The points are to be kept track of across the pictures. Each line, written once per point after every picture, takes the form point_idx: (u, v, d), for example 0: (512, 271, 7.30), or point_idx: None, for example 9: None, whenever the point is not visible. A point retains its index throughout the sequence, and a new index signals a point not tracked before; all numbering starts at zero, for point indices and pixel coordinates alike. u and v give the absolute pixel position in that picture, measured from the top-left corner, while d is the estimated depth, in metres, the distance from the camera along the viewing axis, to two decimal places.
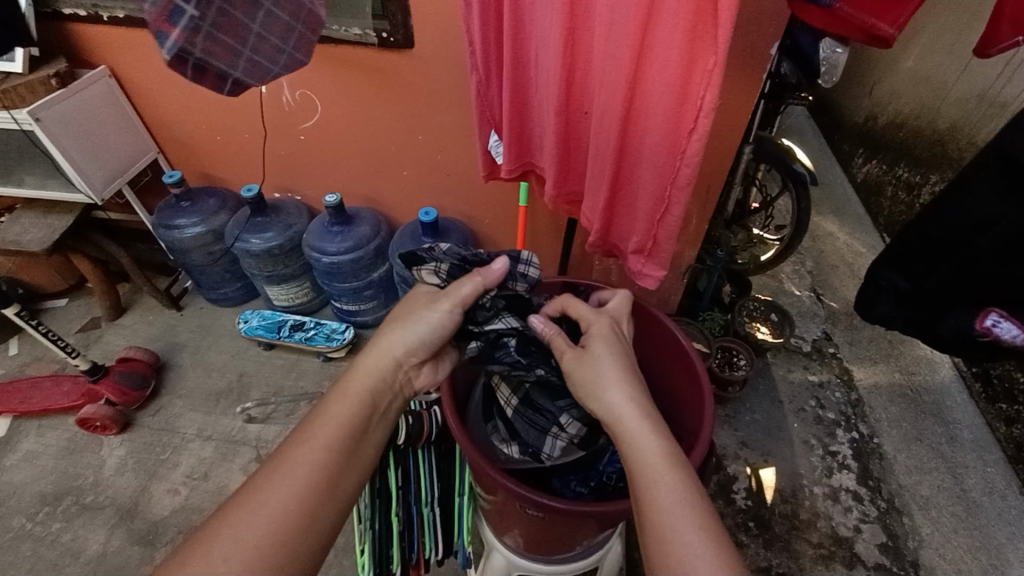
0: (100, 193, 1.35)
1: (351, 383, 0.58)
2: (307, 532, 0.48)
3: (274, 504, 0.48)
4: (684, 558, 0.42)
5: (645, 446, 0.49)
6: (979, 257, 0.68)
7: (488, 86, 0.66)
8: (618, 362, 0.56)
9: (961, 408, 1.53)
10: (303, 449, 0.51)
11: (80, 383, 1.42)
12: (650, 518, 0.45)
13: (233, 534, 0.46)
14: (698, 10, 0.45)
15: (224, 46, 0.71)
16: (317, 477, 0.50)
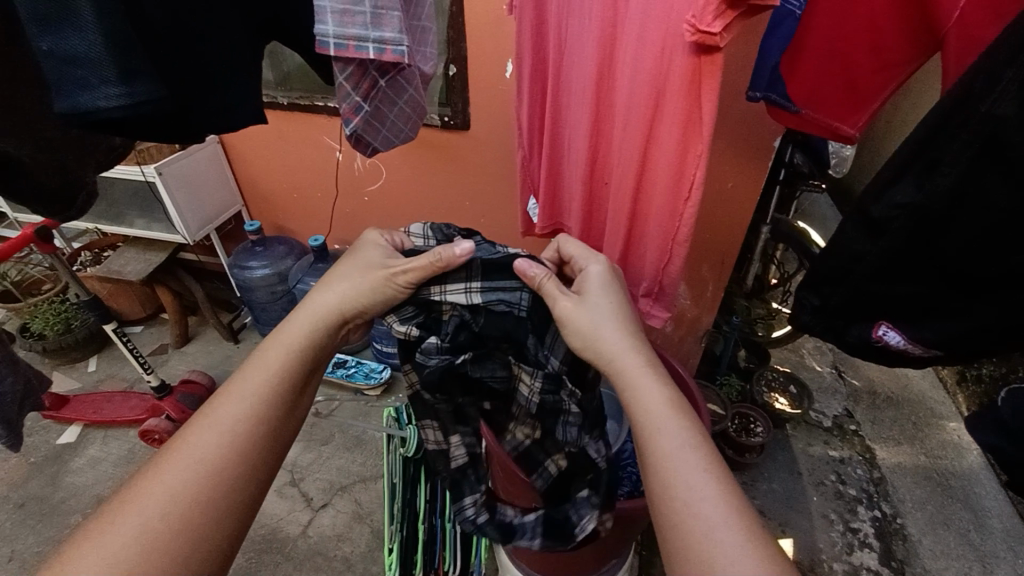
0: (193, 234, 1.59)
1: (283, 337, 0.61)
2: (245, 478, 0.51)
3: (209, 451, 0.51)
4: (675, 462, 0.49)
5: (646, 392, 0.54)
6: (862, 283, 0.61)
7: (531, 159, 0.85)
8: (610, 307, 0.63)
9: (991, 496, 1.43)
10: (230, 401, 0.54)
11: (146, 399, 1.58)
12: (653, 454, 0.50)
13: (165, 481, 0.48)
14: (688, 114, 0.61)
15: (371, 125, 0.73)
16: (251, 427, 0.53)
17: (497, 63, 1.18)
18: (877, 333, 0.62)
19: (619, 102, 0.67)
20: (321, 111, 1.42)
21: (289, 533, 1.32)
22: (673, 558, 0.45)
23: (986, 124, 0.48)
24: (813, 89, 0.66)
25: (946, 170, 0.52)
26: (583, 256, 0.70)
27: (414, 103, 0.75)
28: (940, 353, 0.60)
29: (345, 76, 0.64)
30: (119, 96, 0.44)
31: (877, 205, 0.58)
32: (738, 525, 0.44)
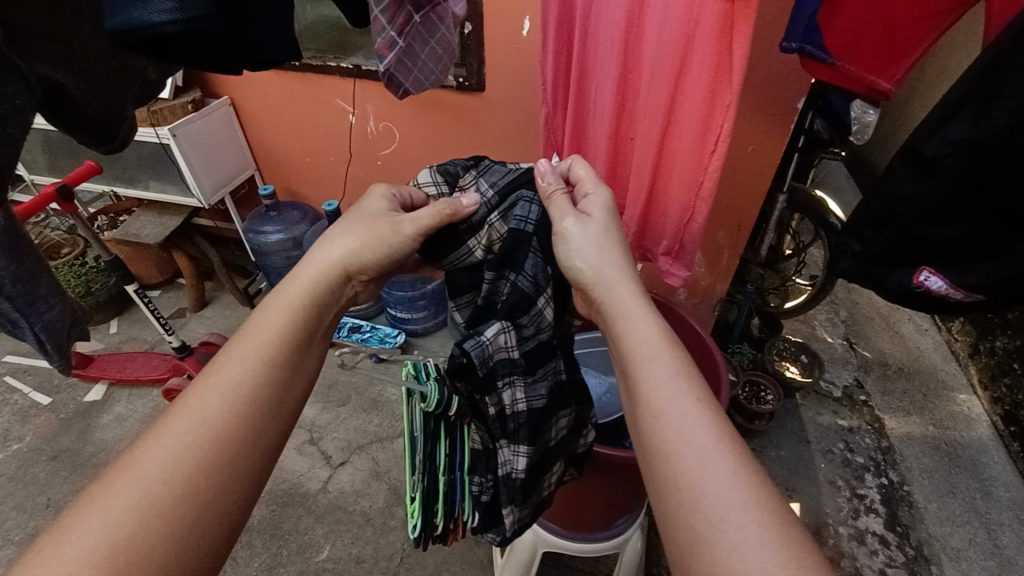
0: (208, 198, 1.59)
1: (283, 297, 0.59)
2: (249, 444, 0.49)
3: (211, 416, 0.48)
4: (658, 387, 0.49)
5: (639, 324, 0.55)
6: (910, 226, 0.64)
7: (554, 115, 0.82)
8: (608, 235, 0.63)
9: (999, 466, 1.44)
10: (230, 364, 0.52)
11: (168, 360, 1.62)
12: (643, 383, 0.50)
13: (165, 446, 0.46)
14: (718, 64, 0.60)
15: (405, 64, 0.79)
16: (253, 390, 0.51)
17: (515, 19, 1.14)
18: (919, 278, 0.66)
19: (646, 52, 0.66)
20: (332, 72, 1.40)
21: (309, 488, 1.37)
22: (659, 483, 0.45)
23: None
24: (849, 40, 0.64)
25: (1006, 101, 0.52)
26: (588, 180, 0.68)
27: (445, 43, 0.81)
28: (983, 297, 0.63)
29: (381, 9, 0.68)
30: (173, 10, 0.41)
31: (930, 143, 0.59)
32: (728, 455, 0.44)
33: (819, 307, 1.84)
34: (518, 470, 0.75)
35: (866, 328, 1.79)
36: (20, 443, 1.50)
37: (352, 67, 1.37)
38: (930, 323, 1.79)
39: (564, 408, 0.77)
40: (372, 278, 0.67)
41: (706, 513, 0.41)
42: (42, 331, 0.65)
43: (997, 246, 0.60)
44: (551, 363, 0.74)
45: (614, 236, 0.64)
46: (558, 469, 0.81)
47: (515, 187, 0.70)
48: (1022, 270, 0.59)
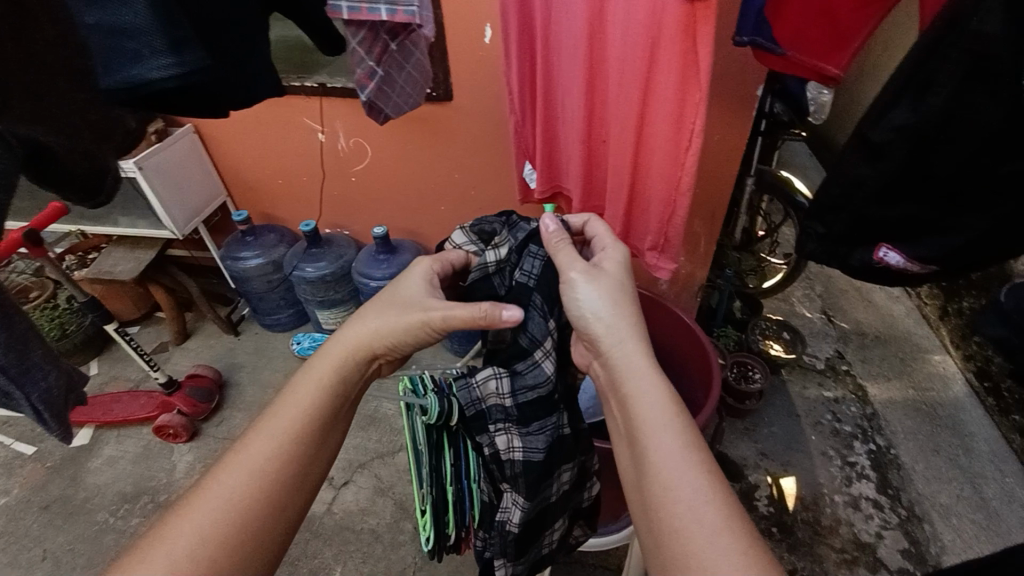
0: (182, 229, 1.57)
1: (312, 372, 0.62)
2: (269, 520, 0.53)
3: (238, 492, 0.52)
4: (667, 459, 0.51)
5: (646, 390, 0.56)
6: (864, 207, 0.65)
7: (523, 124, 0.85)
8: (621, 295, 0.65)
9: (977, 421, 1.49)
10: (259, 439, 0.56)
11: (155, 397, 1.58)
12: (652, 454, 0.52)
13: (194, 521, 0.50)
14: (684, 62, 0.63)
15: (383, 91, 0.83)
16: (279, 466, 0.55)
17: (477, 29, 1.16)
18: (879, 255, 0.68)
19: (612, 58, 0.68)
20: (300, 92, 1.39)
21: (313, 512, 1.36)
22: (668, 558, 0.48)
23: (974, 44, 0.51)
24: (798, 30, 0.67)
25: (938, 90, 0.55)
26: (604, 234, 0.72)
27: (421, 67, 0.85)
28: (936, 268, 0.66)
29: (357, 40, 0.73)
30: (171, 66, 0.48)
31: (876, 128, 0.60)
32: (735, 536, 0.46)
33: (796, 284, 1.89)
34: (514, 524, 0.76)
35: (841, 301, 1.85)
36: (8, 496, 1.45)
37: (317, 86, 1.36)
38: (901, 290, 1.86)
39: (568, 463, 0.79)
40: (397, 356, 0.69)
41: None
42: (39, 402, 0.65)
43: (945, 221, 0.62)
44: (547, 417, 0.74)
45: (623, 295, 0.65)
46: (559, 524, 0.85)
47: (532, 238, 0.72)
48: (969, 240, 0.62)
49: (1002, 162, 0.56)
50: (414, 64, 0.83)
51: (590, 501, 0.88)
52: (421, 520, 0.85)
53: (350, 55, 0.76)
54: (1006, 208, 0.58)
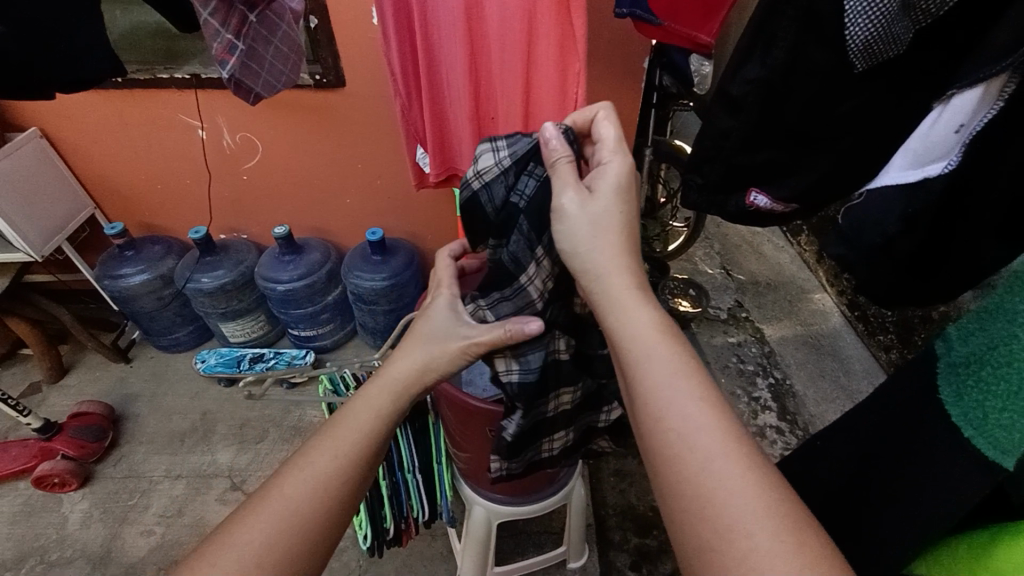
0: (40, 250, 1.36)
1: (372, 395, 0.57)
2: (325, 542, 0.48)
3: (296, 502, 0.47)
4: (662, 390, 0.46)
5: (638, 318, 0.50)
6: (733, 156, 0.67)
7: (410, 108, 0.81)
8: (620, 215, 0.57)
9: (853, 346, 1.70)
10: (318, 454, 0.51)
11: (30, 445, 1.39)
12: (644, 382, 0.47)
13: (248, 530, 0.45)
14: (562, 34, 0.68)
15: (250, 68, 0.78)
16: (339, 480, 0.50)
17: (364, 10, 1.11)
18: (749, 200, 0.70)
19: (492, 32, 0.70)
20: (170, 85, 1.25)
21: None
22: (665, 487, 0.43)
23: (802, 0, 0.54)
24: (670, 1, 0.72)
25: (781, 43, 0.57)
26: (609, 141, 0.60)
27: (290, 40, 0.80)
28: (797, 206, 0.69)
29: (210, 11, 0.67)
30: None
31: (734, 82, 0.63)
32: (737, 460, 0.41)
33: (697, 244, 2.04)
34: (507, 432, 0.72)
35: (736, 255, 2.03)
36: None
37: (189, 78, 1.24)
38: (784, 240, 2.07)
39: (580, 380, 0.76)
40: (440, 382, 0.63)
41: (713, 521, 0.39)
42: None
43: (797, 162, 0.65)
44: (543, 335, 0.70)
45: (616, 218, 0.56)
46: (569, 437, 0.82)
47: (533, 148, 0.64)
48: (818, 179, 0.65)
49: (838, 102, 0.58)
50: (283, 37, 0.78)
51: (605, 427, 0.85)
52: (357, 519, 0.95)
53: (202, 28, 0.70)
54: (847, 143, 0.61)
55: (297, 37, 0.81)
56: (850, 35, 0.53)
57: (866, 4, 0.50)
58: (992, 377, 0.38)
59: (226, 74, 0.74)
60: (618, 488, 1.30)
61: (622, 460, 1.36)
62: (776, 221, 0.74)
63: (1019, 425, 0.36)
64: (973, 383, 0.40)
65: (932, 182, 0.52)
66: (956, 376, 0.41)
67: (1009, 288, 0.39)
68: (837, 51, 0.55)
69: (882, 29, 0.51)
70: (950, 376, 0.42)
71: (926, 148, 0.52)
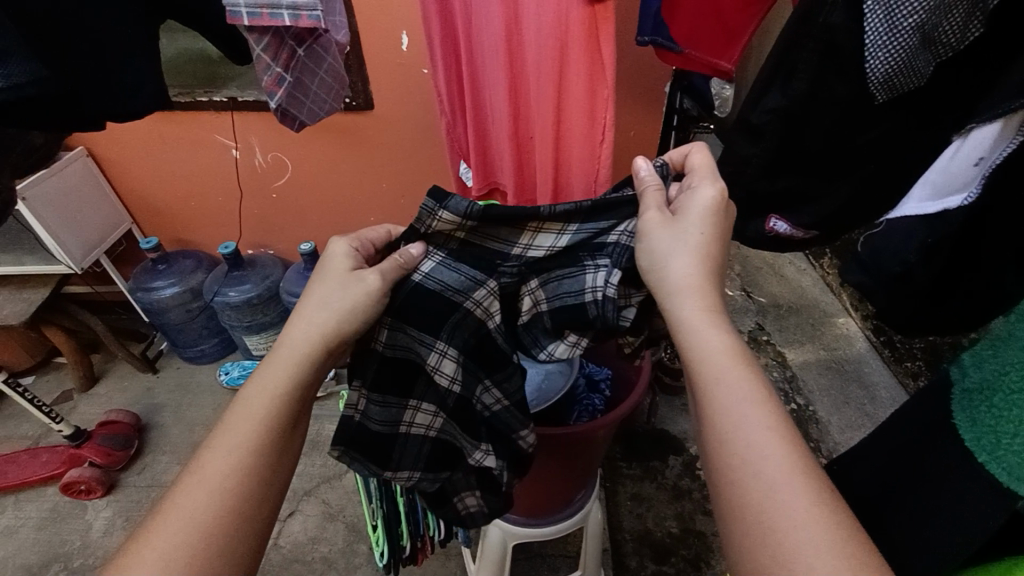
0: (79, 263, 1.43)
1: (267, 378, 0.54)
2: (242, 535, 0.47)
3: (198, 513, 0.46)
4: (734, 416, 0.45)
5: (711, 341, 0.49)
6: (754, 183, 0.67)
7: (454, 125, 0.88)
8: (700, 240, 0.54)
9: (879, 372, 1.66)
10: (216, 455, 0.49)
11: (60, 452, 1.43)
12: (715, 406, 0.46)
13: (155, 548, 0.44)
14: (592, 62, 0.70)
15: (296, 97, 0.82)
16: (243, 478, 0.49)
17: (393, 37, 1.16)
18: (769, 225, 0.70)
19: (528, 58, 0.72)
20: (206, 107, 1.31)
21: None
22: (723, 511, 0.43)
23: (824, 34, 0.55)
24: (691, 29, 0.74)
25: (801, 75, 0.58)
26: (703, 168, 0.59)
27: (334, 72, 0.84)
28: (818, 232, 0.69)
29: (263, 47, 0.71)
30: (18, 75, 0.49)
31: (755, 111, 0.64)
32: (807, 497, 0.40)
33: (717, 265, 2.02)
34: (380, 342, 0.64)
35: (757, 277, 2.01)
36: None
37: (226, 101, 1.30)
38: (807, 263, 2.04)
39: (485, 376, 0.67)
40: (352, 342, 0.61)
41: (773, 548, 0.39)
42: None
43: (819, 188, 0.65)
44: (485, 279, 0.64)
45: (699, 236, 0.54)
46: (439, 425, 0.69)
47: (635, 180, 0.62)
48: (840, 206, 0.65)
49: (862, 131, 0.59)
50: (328, 70, 0.82)
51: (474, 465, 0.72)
52: (375, 536, 0.97)
53: (255, 62, 0.74)
54: (867, 172, 0.62)
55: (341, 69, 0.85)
56: (870, 67, 0.53)
57: (886, 38, 0.50)
58: (1004, 405, 0.38)
59: (273, 104, 0.78)
60: (636, 512, 1.28)
61: (639, 484, 1.33)
62: (797, 246, 0.74)
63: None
64: (986, 409, 0.39)
65: (951, 214, 0.51)
66: (969, 402, 0.40)
67: None
68: (859, 81, 0.55)
69: (902, 63, 0.51)
70: (963, 402, 0.41)
71: (945, 180, 0.51)
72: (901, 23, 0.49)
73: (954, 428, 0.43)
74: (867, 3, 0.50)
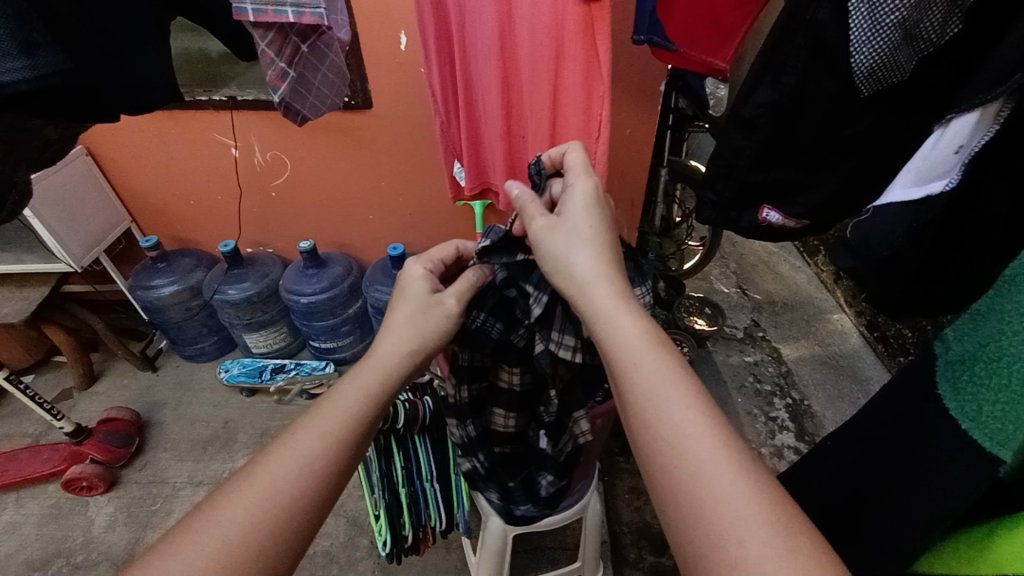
0: (79, 260, 1.43)
1: (366, 375, 0.55)
2: (308, 519, 0.45)
3: (281, 480, 0.45)
4: (648, 396, 0.44)
5: (622, 325, 0.48)
6: (746, 174, 0.69)
7: (449, 125, 0.89)
8: (595, 230, 0.56)
9: (872, 366, 1.68)
10: (311, 433, 0.48)
11: (61, 449, 1.44)
12: (637, 388, 0.45)
13: (240, 501, 0.43)
14: (587, 63, 0.70)
15: (299, 92, 0.84)
16: (328, 464, 0.47)
17: (391, 36, 1.17)
18: (762, 216, 0.72)
19: (521, 56, 0.75)
20: (206, 105, 1.33)
21: None
22: (656, 498, 0.42)
23: (811, 30, 0.56)
24: (685, 27, 0.75)
25: (790, 69, 0.60)
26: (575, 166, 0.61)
27: (335, 68, 0.86)
28: (809, 222, 0.71)
29: (267, 42, 0.72)
30: (24, 69, 0.46)
31: (746, 104, 0.65)
32: (731, 468, 0.39)
33: (713, 263, 2.05)
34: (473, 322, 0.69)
35: (752, 274, 2.03)
36: None
37: (226, 99, 1.31)
38: (802, 260, 2.07)
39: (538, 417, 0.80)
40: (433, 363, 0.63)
41: (708, 534, 0.37)
42: None
43: (808, 180, 0.67)
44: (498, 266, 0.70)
45: (597, 226, 0.56)
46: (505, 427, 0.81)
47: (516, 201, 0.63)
48: (828, 196, 0.67)
49: (849, 123, 0.61)
50: (329, 65, 0.84)
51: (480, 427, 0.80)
52: (377, 526, 0.96)
53: (259, 57, 0.75)
54: (852, 164, 0.64)
55: (342, 67, 0.86)
56: (855, 61, 0.55)
57: (870, 33, 0.52)
58: (985, 372, 0.40)
59: (276, 99, 0.80)
60: (633, 506, 1.30)
61: (637, 478, 1.35)
62: (788, 238, 0.76)
63: (1014, 418, 0.37)
64: (967, 378, 0.41)
65: (935, 198, 0.52)
66: (951, 372, 0.42)
67: (999, 290, 0.39)
68: (845, 75, 0.57)
69: (885, 57, 0.53)
70: (948, 373, 0.43)
71: (928, 166, 0.52)
72: (884, 18, 0.51)
73: (936, 399, 0.44)
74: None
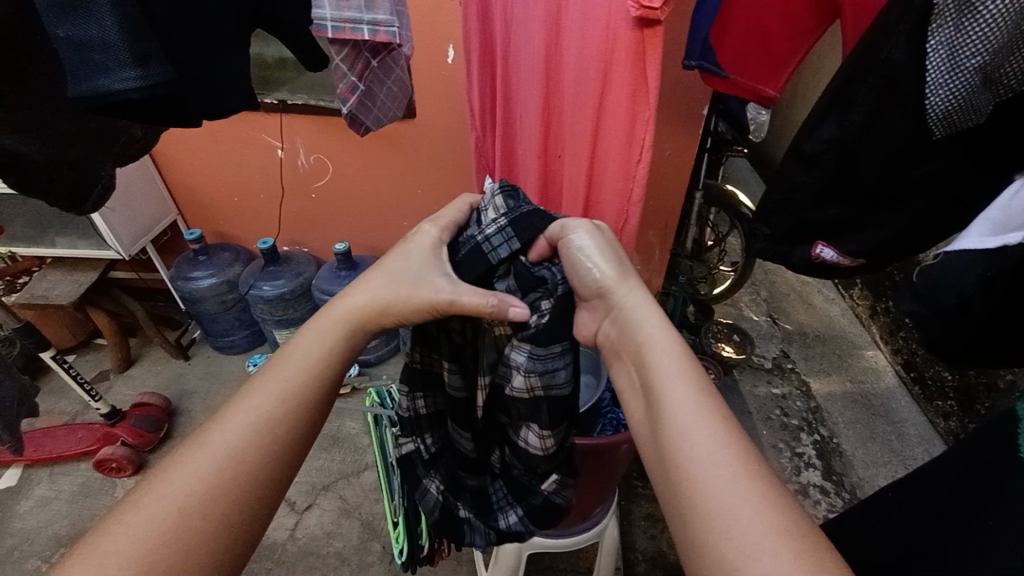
0: (127, 248, 1.49)
1: (320, 338, 0.56)
2: (262, 484, 0.46)
3: (227, 443, 0.46)
4: (680, 396, 0.45)
5: (664, 339, 0.51)
6: (802, 209, 0.68)
7: (483, 140, 0.93)
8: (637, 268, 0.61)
9: (907, 409, 1.61)
10: (262, 394, 0.50)
11: (94, 429, 1.49)
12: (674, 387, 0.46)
13: (186, 469, 0.44)
14: (635, 88, 0.68)
15: (365, 104, 0.87)
16: (281, 426, 0.49)
17: (441, 50, 1.20)
18: (815, 251, 0.70)
19: (567, 78, 0.75)
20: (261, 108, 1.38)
21: (275, 539, 1.31)
22: (676, 496, 0.41)
23: (885, 70, 0.56)
24: (738, 56, 0.75)
25: (859, 108, 0.59)
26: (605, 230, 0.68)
27: (400, 82, 0.89)
28: (865, 261, 0.69)
29: (341, 57, 0.78)
30: (136, 78, 0.48)
31: (808, 140, 0.65)
32: (753, 466, 0.40)
33: (743, 289, 2.01)
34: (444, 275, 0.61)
35: (784, 303, 1.99)
36: None
37: (277, 103, 1.36)
38: (837, 292, 2.01)
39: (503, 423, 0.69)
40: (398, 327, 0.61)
41: (728, 528, 0.37)
42: None
43: (867, 219, 0.65)
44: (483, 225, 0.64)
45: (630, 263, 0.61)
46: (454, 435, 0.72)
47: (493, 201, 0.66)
48: (887, 236, 0.65)
49: (915, 165, 0.59)
50: (395, 80, 0.88)
51: (441, 442, 0.73)
52: (394, 532, 0.98)
53: (332, 71, 0.80)
54: (918, 205, 0.62)
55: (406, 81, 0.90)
56: (930, 103, 0.54)
57: (948, 76, 0.51)
58: None
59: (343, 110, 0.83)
60: (650, 533, 1.28)
61: (654, 505, 1.33)
62: (838, 275, 0.74)
63: None
64: None
65: (1011, 249, 0.49)
66: None
67: None
68: (917, 116, 0.56)
69: (961, 101, 0.52)
70: None
71: (1007, 217, 0.50)
72: (964, 62, 0.50)
73: None
74: (931, 42, 0.51)
